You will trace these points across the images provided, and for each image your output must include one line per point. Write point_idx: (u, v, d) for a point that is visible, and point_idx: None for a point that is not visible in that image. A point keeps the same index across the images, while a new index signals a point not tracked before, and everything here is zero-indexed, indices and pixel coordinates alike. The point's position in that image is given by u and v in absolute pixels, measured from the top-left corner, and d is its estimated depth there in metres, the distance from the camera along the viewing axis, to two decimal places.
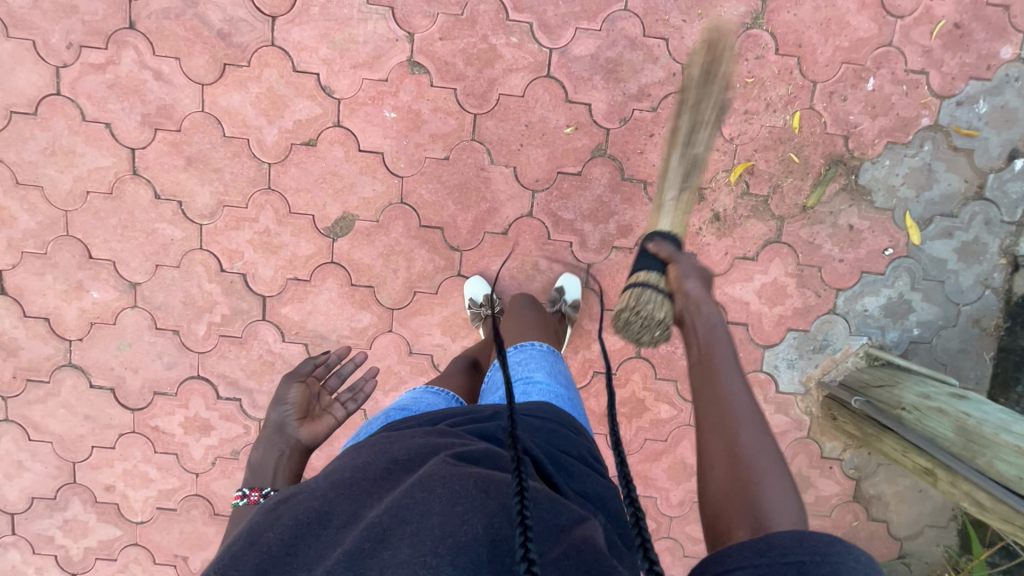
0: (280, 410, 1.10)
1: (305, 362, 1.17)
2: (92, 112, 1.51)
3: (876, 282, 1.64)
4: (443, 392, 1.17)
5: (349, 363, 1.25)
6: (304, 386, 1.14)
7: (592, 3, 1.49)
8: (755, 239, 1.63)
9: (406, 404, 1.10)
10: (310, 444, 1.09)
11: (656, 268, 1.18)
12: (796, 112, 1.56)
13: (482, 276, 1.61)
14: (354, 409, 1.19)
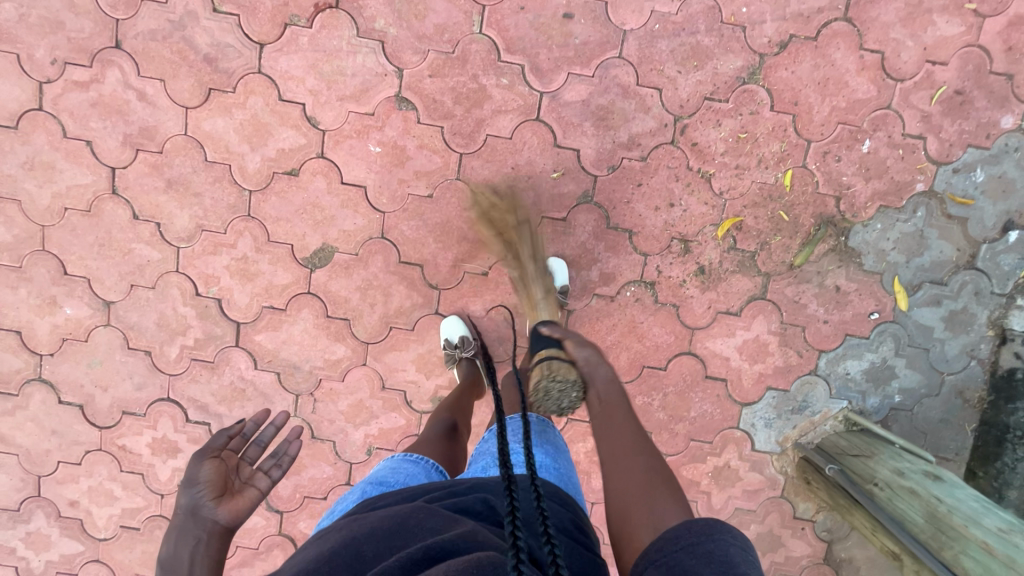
0: (190, 492, 1.01)
1: (217, 437, 1.11)
2: (74, 129, 1.49)
3: (859, 346, 1.61)
4: (422, 461, 1.16)
5: (269, 428, 1.20)
6: (218, 461, 1.07)
7: (585, 48, 1.47)
8: (739, 295, 1.60)
9: (384, 477, 1.09)
10: (231, 522, 1.00)
11: (554, 345, 1.30)
12: (788, 171, 1.53)
13: (459, 316, 1.58)
14: (280, 476, 1.12)
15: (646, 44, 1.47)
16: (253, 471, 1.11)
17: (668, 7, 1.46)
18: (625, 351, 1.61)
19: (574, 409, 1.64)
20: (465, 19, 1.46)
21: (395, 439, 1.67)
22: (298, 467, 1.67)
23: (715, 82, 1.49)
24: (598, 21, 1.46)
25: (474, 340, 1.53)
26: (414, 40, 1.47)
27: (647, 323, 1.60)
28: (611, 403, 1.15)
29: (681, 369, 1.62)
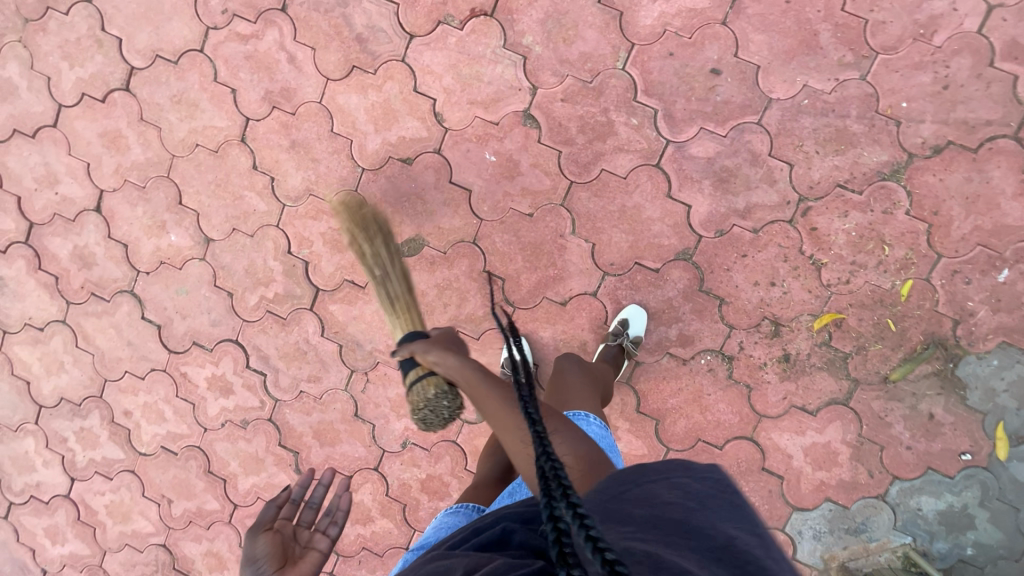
0: (252, 568, 1.02)
1: (267, 510, 1.16)
2: (224, 76, 1.60)
3: (940, 483, 1.48)
4: (462, 508, 1.19)
5: (319, 489, 1.23)
6: (273, 533, 1.10)
7: (725, 107, 1.43)
8: (820, 393, 1.51)
9: (427, 539, 1.11)
10: None
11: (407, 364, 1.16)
12: (908, 280, 1.44)
13: (526, 338, 1.57)
14: (337, 535, 1.17)
15: (789, 116, 1.41)
16: (310, 533, 1.15)
17: (822, 84, 1.40)
18: (683, 418, 1.55)
19: None
20: (612, 53, 1.46)
21: (431, 440, 1.67)
22: (335, 440, 1.71)
23: (853, 172, 1.41)
24: (745, 82, 1.42)
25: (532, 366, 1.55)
26: (556, 63, 1.48)
27: (715, 396, 1.53)
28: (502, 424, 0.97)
29: (738, 453, 1.54)
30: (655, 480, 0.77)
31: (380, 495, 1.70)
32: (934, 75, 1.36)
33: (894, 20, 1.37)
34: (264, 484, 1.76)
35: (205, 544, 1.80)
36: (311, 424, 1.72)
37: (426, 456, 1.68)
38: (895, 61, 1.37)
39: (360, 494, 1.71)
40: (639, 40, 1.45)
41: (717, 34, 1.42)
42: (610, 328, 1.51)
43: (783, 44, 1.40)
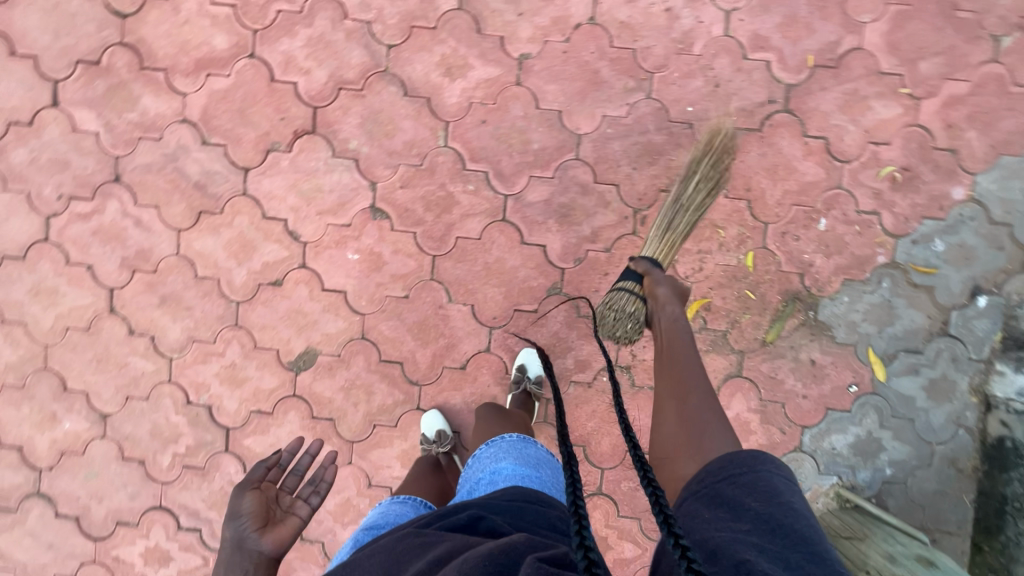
0: (235, 525, 1.18)
1: (257, 468, 1.27)
2: (77, 256, 1.63)
3: (842, 419, 1.61)
4: (409, 500, 1.29)
5: (304, 457, 1.33)
6: (259, 493, 1.24)
7: (544, 153, 1.58)
8: (715, 373, 1.62)
9: (376, 522, 1.22)
10: (275, 552, 1.17)
11: (633, 279, 1.35)
12: (750, 252, 1.59)
13: (438, 411, 1.61)
14: (319, 502, 1.29)
15: (601, 145, 1.57)
16: (293, 499, 1.28)
17: (617, 111, 1.57)
18: (606, 436, 1.62)
19: None
20: (431, 135, 1.59)
21: None
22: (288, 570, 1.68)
23: (670, 176, 1.57)
24: (554, 128, 1.57)
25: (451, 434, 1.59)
26: (386, 157, 1.59)
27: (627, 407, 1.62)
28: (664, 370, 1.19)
29: None
30: (769, 470, 0.91)
31: None
32: (704, 79, 1.56)
33: (656, 43, 1.56)
34: None
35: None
36: None
37: None
38: (669, 76, 1.56)
39: None
40: (451, 117, 1.58)
41: (516, 94, 1.58)
42: (511, 375, 1.60)
43: (574, 88, 1.57)
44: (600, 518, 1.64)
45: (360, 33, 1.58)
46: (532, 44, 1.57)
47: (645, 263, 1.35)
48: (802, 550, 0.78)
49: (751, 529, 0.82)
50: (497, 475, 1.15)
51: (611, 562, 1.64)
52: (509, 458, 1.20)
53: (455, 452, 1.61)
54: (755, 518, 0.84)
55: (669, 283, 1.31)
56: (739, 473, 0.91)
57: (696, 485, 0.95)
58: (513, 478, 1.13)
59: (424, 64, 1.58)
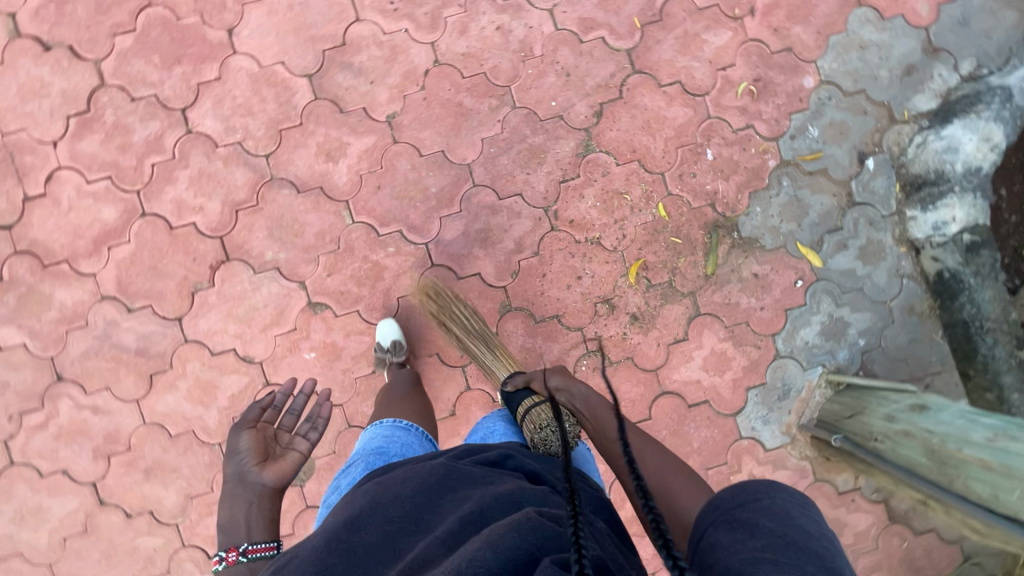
0: (236, 461, 1.16)
1: (252, 410, 1.27)
2: (48, 466, 1.62)
3: (802, 314, 1.70)
4: (412, 428, 1.28)
5: (299, 398, 1.34)
6: (255, 430, 1.23)
7: (444, 192, 1.66)
8: (678, 320, 1.70)
9: (383, 446, 1.19)
10: (278, 483, 1.16)
11: (525, 395, 1.40)
12: (660, 203, 1.69)
13: (392, 318, 1.63)
14: (317, 437, 1.27)
15: (491, 165, 1.66)
16: (290, 437, 1.26)
17: (493, 130, 1.67)
18: None
19: None
20: (337, 218, 1.65)
21: None
22: None
23: (562, 167, 1.67)
24: (443, 167, 1.66)
25: (404, 346, 1.60)
26: (304, 254, 1.64)
27: (614, 385, 1.68)
28: (608, 440, 1.15)
29: (664, 410, 1.69)
30: (780, 495, 0.75)
31: None
32: (555, 73, 1.68)
33: (501, 59, 1.68)
34: None
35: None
36: None
37: None
38: (524, 83, 1.67)
39: None
40: (349, 195, 1.65)
41: (398, 151, 1.66)
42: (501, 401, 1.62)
43: (447, 126, 1.66)
44: None
45: (235, 155, 1.65)
46: (393, 103, 1.66)
47: (520, 378, 1.45)
48: (821, 567, 0.64)
49: (764, 545, 0.67)
50: (512, 431, 1.26)
51: None
52: (521, 421, 1.30)
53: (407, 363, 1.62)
54: (773, 534, 0.69)
55: (553, 373, 1.39)
56: (753, 498, 0.75)
57: (711, 515, 0.77)
58: (529, 439, 1.24)
59: (304, 158, 1.65)
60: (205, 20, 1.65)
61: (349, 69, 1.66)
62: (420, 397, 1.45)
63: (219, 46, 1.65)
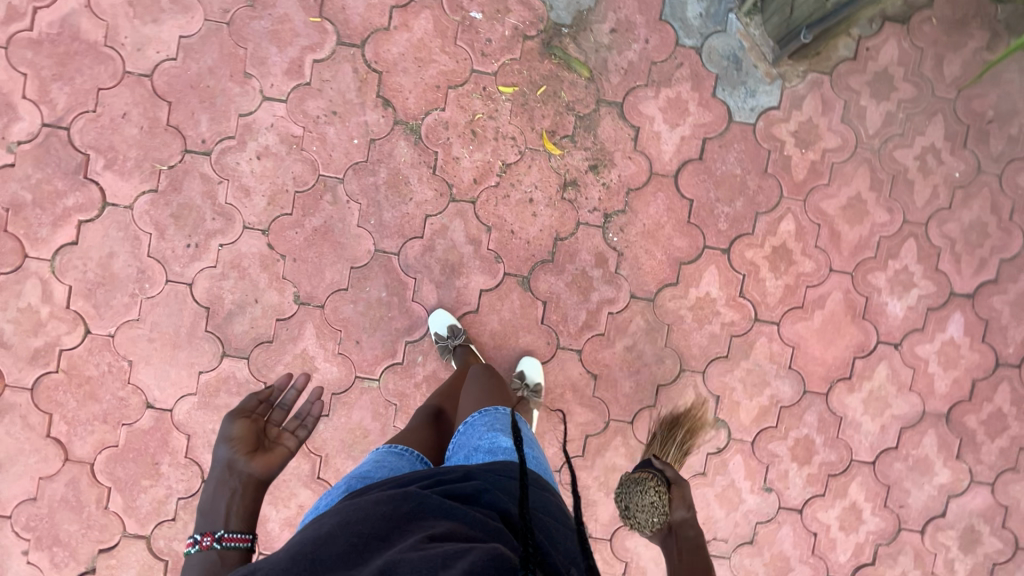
0: (225, 447, 1.09)
1: (247, 400, 1.19)
2: None
3: (673, 4, 1.62)
4: (407, 453, 1.18)
5: (291, 391, 1.23)
6: (249, 420, 1.15)
7: (391, 283, 1.62)
8: (617, 127, 1.64)
9: (369, 471, 1.09)
10: (264, 475, 1.08)
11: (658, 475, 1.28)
12: (500, 86, 1.61)
13: (445, 309, 1.62)
14: (306, 435, 1.20)
15: (388, 228, 1.61)
16: (280, 431, 1.18)
17: (356, 209, 1.61)
18: (672, 238, 1.65)
19: (729, 287, 1.66)
20: (368, 392, 1.63)
21: (758, 463, 1.70)
22: (782, 557, 1.72)
23: (421, 162, 1.61)
24: (367, 272, 1.62)
25: (462, 328, 1.59)
26: (388, 437, 1.64)
27: (646, 217, 1.65)
28: None
29: (692, 183, 1.64)
30: None
31: (828, 499, 1.71)
32: (329, 123, 1.59)
33: (292, 168, 1.60)
34: None
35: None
36: None
37: (773, 465, 1.71)
38: (325, 158, 1.60)
39: (828, 518, 1.72)
40: (351, 372, 1.63)
41: (332, 307, 1.62)
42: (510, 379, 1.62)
43: (331, 250, 1.61)
44: (752, 250, 1.66)
45: None
46: (286, 290, 1.61)
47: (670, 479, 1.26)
48: None
49: None
50: (496, 444, 1.10)
51: (798, 241, 1.66)
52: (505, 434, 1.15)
53: (470, 342, 1.61)
54: None
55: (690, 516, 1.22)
56: None
57: None
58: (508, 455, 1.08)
59: None
60: (128, 422, 1.61)
61: (235, 313, 1.61)
62: (435, 427, 1.31)
63: (159, 420, 1.61)
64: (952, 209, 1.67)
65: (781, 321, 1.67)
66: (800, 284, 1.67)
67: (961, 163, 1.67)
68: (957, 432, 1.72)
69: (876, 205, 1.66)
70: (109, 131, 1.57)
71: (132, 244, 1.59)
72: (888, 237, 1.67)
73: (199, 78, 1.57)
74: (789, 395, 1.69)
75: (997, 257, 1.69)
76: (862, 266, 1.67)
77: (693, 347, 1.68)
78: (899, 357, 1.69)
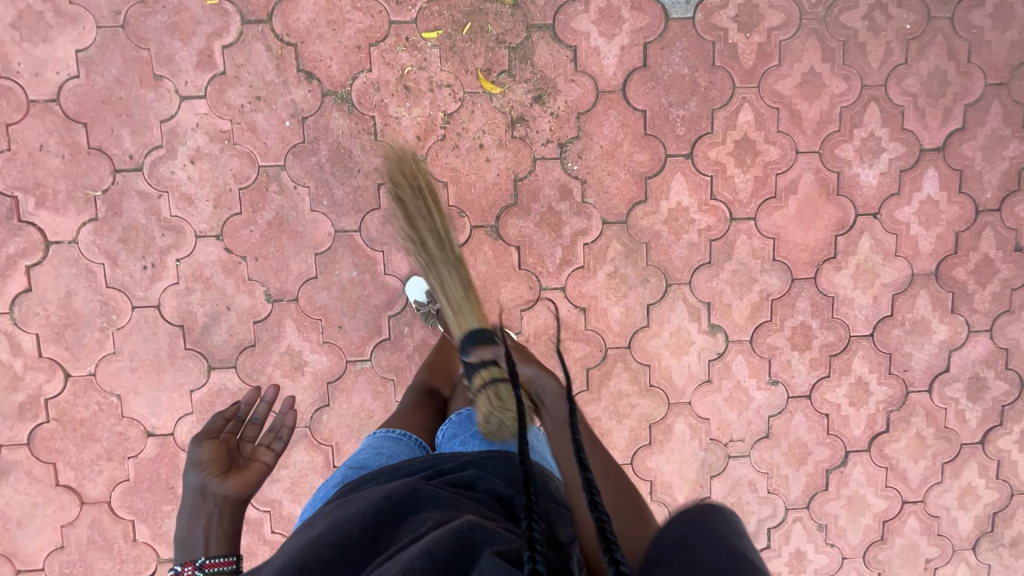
0: (196, 471, 1.11)
1: (215, 420, 1.21)
2: None
3: None
4: (404, 438, 1.22)
5: (260, 406, 1.25)
6: (217, 441, 1.17)
7: (359, 261, 1.57)
8: (554, 51, 1.56)
9: (366, 460, 1.13)
10: (241, 494, 1.11)
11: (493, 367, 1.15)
12: (423, 32, 1.53)
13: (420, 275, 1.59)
14: (282, 448, 1.24)
15: (343, 206, 1.55)
16: (254, 447, 1.22)
17: (305, 194, 1.54)
18: (633, 154, 1.60)
19: (699, 192, 1.63)
20: (363, 373, 1.61)
21: (760, 359, 1.71)
22: (799, 443, 1.76)
23: (361, 131, 1.53)
24: (333, 255, 1.57)
25: None
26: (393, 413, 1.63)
27: (602, 138, 1.60)
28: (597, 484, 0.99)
29: (641, 93, 1.58)
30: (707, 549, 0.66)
31: (833, 379, 1.73)
32: (255, 110, 1.51)
33: (229, 165, 1.52)
34: (876, 479, 1.78)
35: (957, 493, 1.80)
36: (796, 470, 1.76)
37: (775, 358, 1.71)
38: (260, 147, 1.52)
39: (837, 397, 1.75)
40: (342, 357, 1.60)
41: (306, 299, 1.58)
42: None
43: (291, 241, 1.55)
44: (715, 149, 1.61)
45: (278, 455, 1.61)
46: (256, 290, 1.56)
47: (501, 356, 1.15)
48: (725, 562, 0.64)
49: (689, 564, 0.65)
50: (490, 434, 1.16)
51: (760, 130, 1.61)
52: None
53: None
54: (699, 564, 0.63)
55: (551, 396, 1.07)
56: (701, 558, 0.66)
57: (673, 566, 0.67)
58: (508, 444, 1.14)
59: (295, 392, 1.60)
60: (133, 454, 1.59)
61: (211, 325, 1.57)
62: (428, 407, 1.34)
63: (163, 446, 1.59)
64: (909, 63, 1.62)
65: (757, 214, 1.64)
66: (770, 173, 1.63)
67: (911, 14, 1.61)
68: (948, 287, 1.72)
69: (832, 76, 1.60)
70: (30, 166, 1.48)
71: (88, 278, 1.52)
72: (849, 106, 1.62)
73: (108, 90, 1.48)
74: (778, 287, 1.68)
75: (962, 103, 1.65)
76: (828, 141, 1.63)
77: (676, 260, 1.65)
78: (880, 225, 1.68)
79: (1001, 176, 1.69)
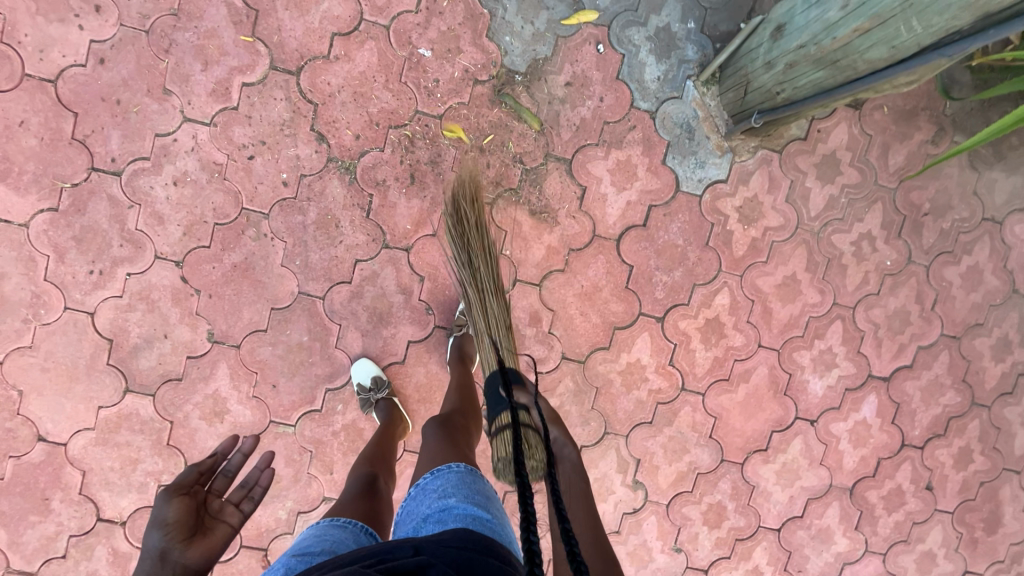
0: (159, 534, 0.96)
1: (185, 473, 1.05)
2: None
3: (631, 65, 1.56)
4: (349, 524, 1.06)
5: (237, 457, 1.11)
6: (187, 498, 1.01)
7: (313, 328, 1.54)
8: (565, 184, 1.59)
9: (308, 546, 0.99)
10: (202, 565, 0.96)
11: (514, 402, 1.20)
12: (445, 130, 1.53)
13: (366, 356, 1.55)
14: (252, 508, 1.09)
15: (313, 270, 1.52)
16: (223, 503, 1.06)
17: (279, 248, 1.50)
18: (608, 303, 1.63)
19: (660, 355, 1.66)
20: (282, 437, 1.56)
21: (671, 525, 1.74)
22: None
23: (354, 205, 1.51)
24: (289, 314, 1.53)
25: (385, 378, 1.53)
26: (300, 483, 1.57)
27: (584, 279, 1.62)
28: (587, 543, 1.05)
29: (633, 250, 1.62)
30: None
31: (733, 561, 1.77)
32: (256, 153, 1.47)
33: (212, 199, 1.47)
34: None
35: None
36: None
37: (685, 529, 1.75)
38: (249, 190, 1.48)
39: None
40: (266, 416, 1.55)
41: (247, 349, 1.53)
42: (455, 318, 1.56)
43: (251, 289, 1.51)
44: (684, 321, 1.66)
45: None
46: (199, 326, 1.51)
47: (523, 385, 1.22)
48: None
49: None
50: (447, 512, 1.01)
51: (731, 315, 1.67)
52: (459, 496, 1.05)
53: (394, 394, 1.55)
54: None
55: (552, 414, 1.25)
56: None
57: None
58: (466, 520, 0.98)
59: (207, 437, 1.53)
60: (15, 454, 1.49)
61: (142, 348, 1.50)
62: (372, 495, 1.18)
63: (50, 454, 1.50)
64: (880, 295, 1.71)
65: (706, 392, 1.69)
66: (727, 357, 1.68)
67: (895, 252, 1.70)
68: (858, 505, 1.80)
69: (808, 286, 1.68)
70: (3, 139, 1.41)
71: (27, 266, 1.44)
72: (817, 317, 1.70)
73: (110, 89, 1.42)
74: (706, 463, 1.73)
75: (916, 344, 1.75)
76: (789, 344, 1.70)
77: (619, 411, 1.68)
78: (814, 433, 1.75)
79: (932, 418, 1.79)
